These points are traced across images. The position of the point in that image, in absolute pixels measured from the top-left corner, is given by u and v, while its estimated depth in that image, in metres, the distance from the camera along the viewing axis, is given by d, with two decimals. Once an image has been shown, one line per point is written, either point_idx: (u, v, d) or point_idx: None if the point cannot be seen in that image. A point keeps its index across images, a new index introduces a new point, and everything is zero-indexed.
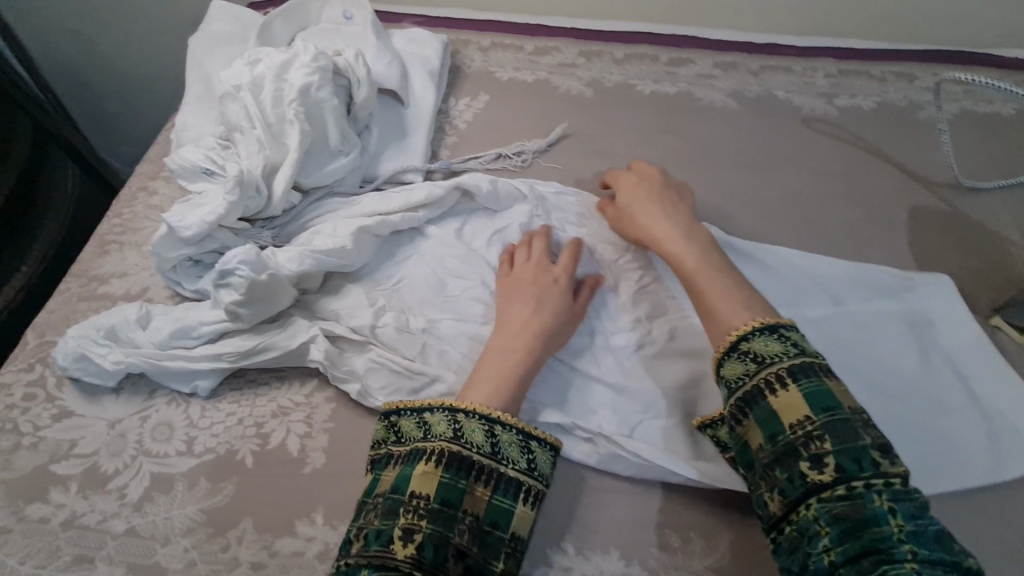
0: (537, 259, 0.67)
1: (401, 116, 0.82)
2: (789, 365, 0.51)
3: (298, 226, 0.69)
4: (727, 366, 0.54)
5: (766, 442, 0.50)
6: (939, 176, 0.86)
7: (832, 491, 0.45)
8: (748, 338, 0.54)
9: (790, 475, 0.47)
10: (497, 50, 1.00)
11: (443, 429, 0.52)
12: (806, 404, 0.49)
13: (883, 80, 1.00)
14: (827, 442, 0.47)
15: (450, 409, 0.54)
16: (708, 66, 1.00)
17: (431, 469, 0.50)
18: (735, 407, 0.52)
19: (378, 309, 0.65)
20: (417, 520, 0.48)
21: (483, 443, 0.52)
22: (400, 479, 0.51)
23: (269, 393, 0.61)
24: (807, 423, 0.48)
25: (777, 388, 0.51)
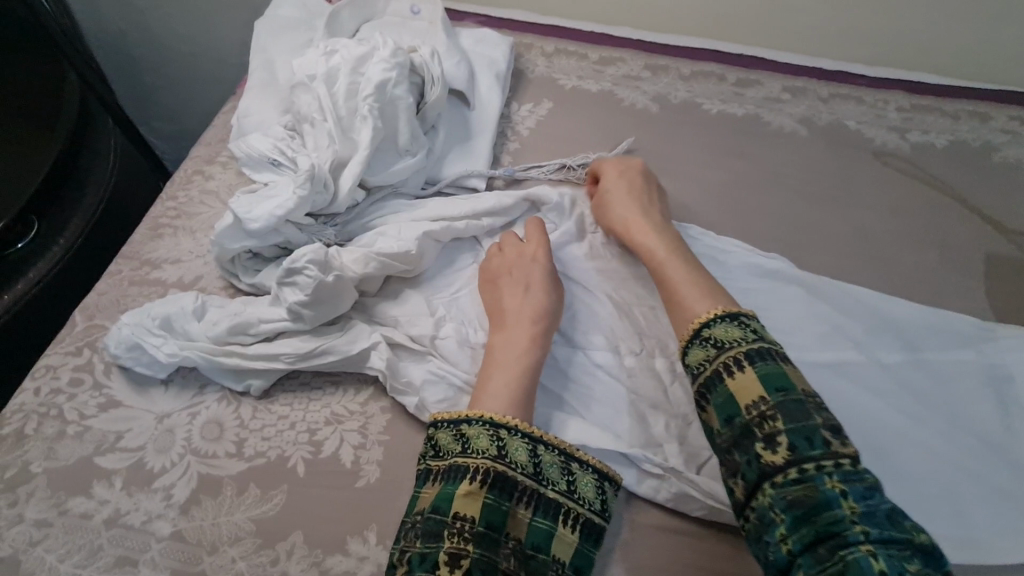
0: (505, 242, 0.67)
1: (466, 119, 0.80)
2: (746, 350, 0.52)
3: (361, 225, 0.67)
4: (691, 355, 0.55)
5: (722, 425, 0.50)
6: (1015, 223, 0.83)
7: (786, 474, 0.46)
8: (710, 325, 0.55)
9: (747, 458, 0.48)
10: (561, 56, 0.98)
11: (483, 445, 0.50)
12: (760, 386, 0.50)
13: (957, 118, 0.96)
14: (779, 423, 0.48)
15: (490, 421, 0.52)
16: (777, 89, 0.97)
17: (473, 489, 0.48)
18: (698, 392, 0.53)
19: (439, 319, 0.63)
20: (463, 544, 0.46)
21: (524, 463, 0.50)
22: (439, 498, 0.49)
23: (323, 398, 0.58)
24: (762, 404, 0.49)
25: (735, 370, 0.52)
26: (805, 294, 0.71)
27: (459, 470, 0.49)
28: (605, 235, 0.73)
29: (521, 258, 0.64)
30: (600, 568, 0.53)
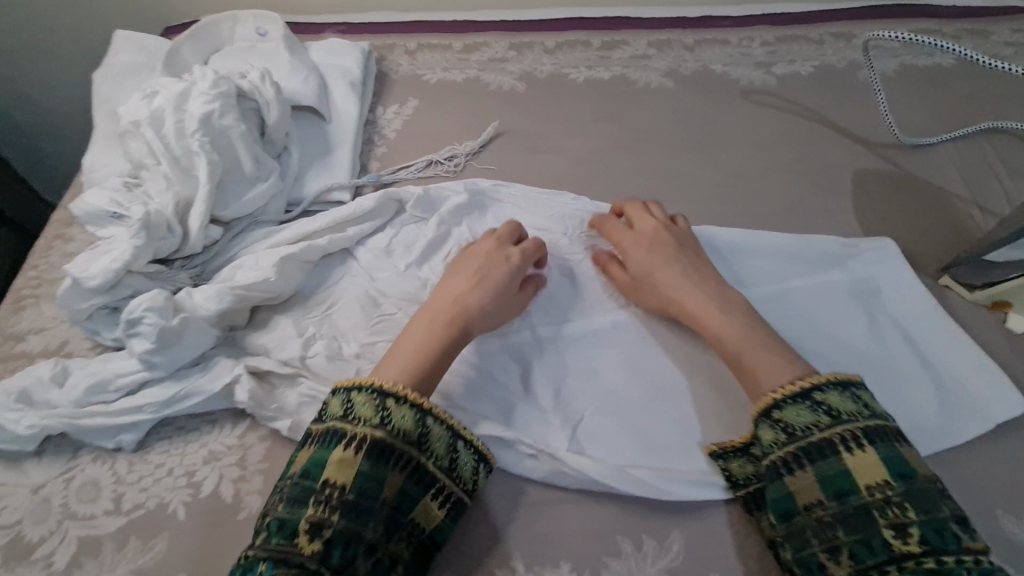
0: (499, 238, 0.67)
1: (323, 132, 0.79)
2: (865, 427, 0.50)
3: (221, 262, 0.66)
4: (789, 412, 0.52)
5: (831, 498, 0.48)
6: (881, 137, 0.84)
7: (918, 563, 0.44)
8: (823, 390, 0.52)
9: (866, 540, 0.46)
10: (425, 51, 0.97)
11: (368, 413, 0.50)
12: (883, 467, 0.48)
13: (821, 42, 0.97)
14: (909, 512, 0.46)
15: (379, 392, 0.52)
16: (643, 46, 0.98)
17: (346, 458, 0.48)
18: (793, 455, 0.51)
19: (309, 338, 0.63)
20: (326, 514, 0.46)
21: (409, 420, 0.51)
22: (312, 465, 0.49)
23: (199, 439, 0.58)
24: (887, 487, 0.47)
25: (852, 447, 0.49)
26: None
27: (336, 438, 0.49)
28: (480, 223, 0.74)
29: (497, 255, 0.65)
30: (489, 551, 0.54)
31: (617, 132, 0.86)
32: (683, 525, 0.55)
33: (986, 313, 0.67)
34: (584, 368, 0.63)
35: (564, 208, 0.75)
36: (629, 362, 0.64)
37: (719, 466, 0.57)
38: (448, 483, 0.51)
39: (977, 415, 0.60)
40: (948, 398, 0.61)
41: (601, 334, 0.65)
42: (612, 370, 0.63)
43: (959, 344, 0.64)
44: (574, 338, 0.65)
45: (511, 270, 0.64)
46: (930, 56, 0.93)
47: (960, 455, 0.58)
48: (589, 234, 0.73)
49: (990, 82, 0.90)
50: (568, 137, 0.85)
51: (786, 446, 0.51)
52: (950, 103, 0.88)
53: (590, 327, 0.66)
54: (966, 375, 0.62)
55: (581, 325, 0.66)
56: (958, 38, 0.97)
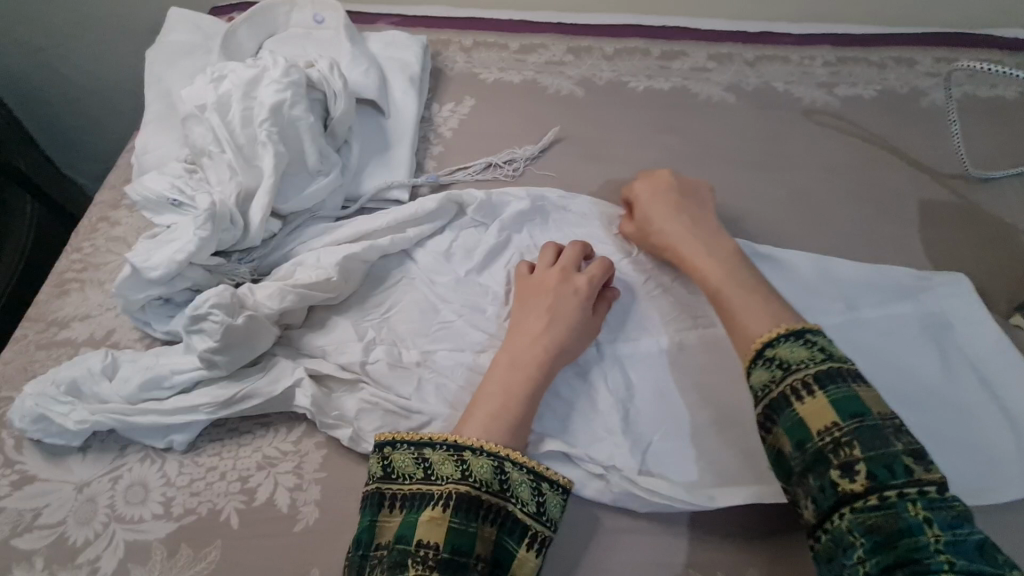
0: (563, 267, 0.63)
1: (382, 127, 0.77)
2: (815, 372, 0.49)
3: (279, 256, 0.63)
4: (754, 375, 0.52)
5: (795, 449, 0.48)
6: (948, 167, 0.83)
7: (865, 500, 0.43)
8: (774, 345, 0.52)
9: (822, 484, 0.45)
10: (480, 49, 0.95)
11: (448, 470, 0.49)
12: (833, 410, 0.47)
13: (883, 66, 0.96)
14: (856, 450, 0.45)
15: (453, 444, 0.50)
16: (703, 58, 0.96)
17: (435, 517, 0.46)
18: (762, 415, 0.51)
19: (369, 342, 0.60)
20: (426, 575, 0.44)
21: (486, 466, 0.49)
22: (403, 528, 0.47)
23: (253, 442, 0.56)
24: (836, 429, 0.46)
25: (803, 395, 0.49)
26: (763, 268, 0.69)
27: (425, 497, 0.48)
28: (545, 233, 0.71)
29: (564, 290, 0.61)
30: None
31: (679, 145, 0.84)
32: (757, 561, 0.53)
33: None
34: (652, 389, 0.61)
35: None
36: (699, 388, 0.61)
37: None
38: (539, 527, 0.49)
39: None
40: None
41: (669, 355, 0.63)
42: (681, 391, 0.61)
43: None
44: (642, 355, 0.63)
45: (580, 303, 0.60)
46: (995, 87, 0.92)
47: None
48: None
49: None
50: (629, 147, 0.83)
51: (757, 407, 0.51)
52: (1016, 137, 0.87)
53: (659, 345, 0.64)
54: None
55: (647, 344, 0.64)
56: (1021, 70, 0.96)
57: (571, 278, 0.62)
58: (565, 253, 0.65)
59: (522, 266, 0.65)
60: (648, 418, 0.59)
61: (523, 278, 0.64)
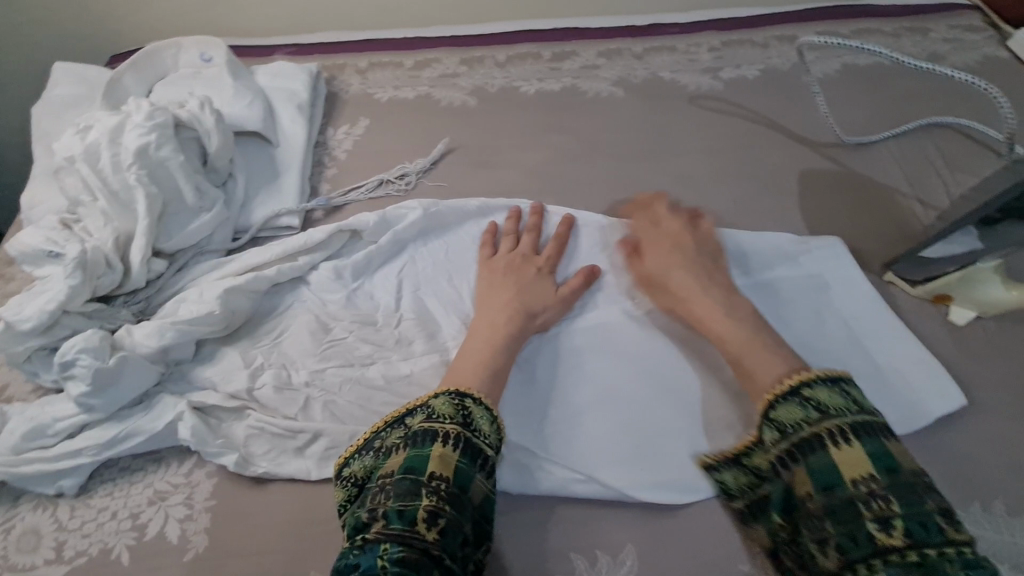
0: (520, 250, 0.70)
1: (271, 156, 0.79)
2: (852, 421, 0.48)
3: (166, 295, 0.65)
4: (783, 410, 0.51)
5: (818, 492, 0.46)
6: (825, 137, 0.86)
7: (903, 556, 0.41)
8: (811, 386, 0.51)
9: (851, 532, 0.43)
10: (375, 70, 0.97)
11: (447, 411, 0.52)
12: (869, 462, 0.45)
13: (766, 45, 0.99)
14: (893, 504, 0.43)
15: (453, 393, 0.54)
16: (592, 56, 0.99)
17: (446, 450, 0.49)
18: (787, 452, 0.49)
19: (256, 369, 0.62)
20: (440, 502, 0.46)
21: (455, 415, 0.51)
22: (411, 459, 0.49)
23: (145, 478, 0.57)
24: (871, 479, 0.45)
25: (839, 440, 0.47)
26: (641, 244, 0.73)
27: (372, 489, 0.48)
28: (440, 243, 0.73)
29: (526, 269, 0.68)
30: None
31: (568, 143, 0.87)
32: (637, 537, 0.54)
33: (929, 306, 0.68)
34: (537, 376, 0.63)
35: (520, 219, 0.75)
36: (579, 373, 0.64)
37: (715, 477, 0.56)
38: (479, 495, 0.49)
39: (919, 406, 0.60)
40: (891, 391, 0.62)
41: (554, 343, 0.66)
42: (560, 375, 0.63)
43: (902, 338, 0.65)
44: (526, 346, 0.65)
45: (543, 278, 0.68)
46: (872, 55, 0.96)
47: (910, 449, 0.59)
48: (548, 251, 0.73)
49: (931, 79, 0.92)
50: (519, 150, 0.86)
51: (781, 446, 0.50)
52: (892, 101, 0.90)
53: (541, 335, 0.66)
54: (908, 369, 0.63)
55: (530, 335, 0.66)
56: (898, 36, 1.00)
57: (532, 260, 0.70)
58: (523, 237, 0.72)
59: (486, 245, 0.72)
60: (531, 409, 0.61)
61: (485, 258, 0.70)
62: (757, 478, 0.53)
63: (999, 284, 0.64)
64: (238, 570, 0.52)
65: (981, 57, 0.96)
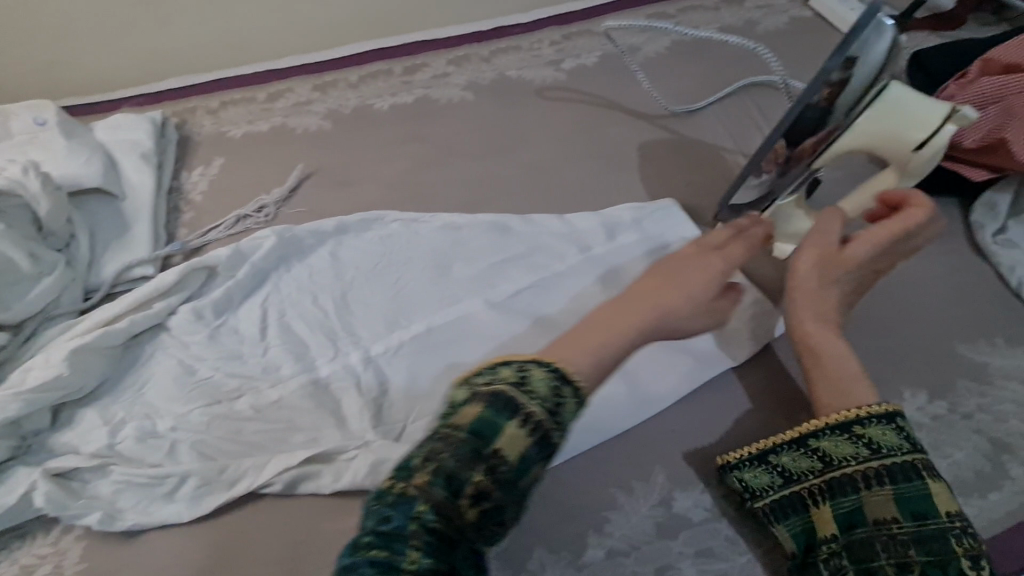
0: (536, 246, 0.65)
1: (118, 209, 0.78)
2: (905, 461, 0.49)
3: (14, 368, 0.63)
4: (832, 444, 0.52)
5: (870, 525, 0.49)
6: (658, 110, 0.93)
7: None
8: (865, 423, 0.51)
9: None
10: (228, 108, 0.97)
11: (544, 392, 0.44)
12: (953, 500, 0.48)
13: (602, 33, 1.06)
14: (947, 551, 0.46)
15: (556, 372, 0.45)
16: (442, 65, 1.03)
17: (519, 432, 0.41)
18: (822, 487, 0.52)
19: (116, 424, 0.61)
20: (489, 484, 0.41)
21: (549, 401, 0.43)
22: (482, 422, 0.41)
23: (9, 556, 0.56)
24: (927, 519, 0.47)
25: (898, 478, 0.49)
26: (493, 235, 0.77)
27: None
28: (302, 266, 0.75)
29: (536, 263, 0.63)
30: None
31: (424, 151, 0.90)
32: None
33: None
34: (405, 378, 0.66)
35: (380, 231, 0.78)
36: (444, 366, 0.67)
37: (732, 475, 0.56)
38: None
39: (749, 337, 0.67)
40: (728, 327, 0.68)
41: (419, 343, 0.69)
42: (425, 372, 0.66)
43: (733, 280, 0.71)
44: (393, 351, 0.68)
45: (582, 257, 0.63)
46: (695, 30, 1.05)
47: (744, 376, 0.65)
48: (409, 256, 0.76)
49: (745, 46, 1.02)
50: (376, 164, 0.88)
51: (825, 475, 0.52)
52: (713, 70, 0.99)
53: (407, 337, 0.69)
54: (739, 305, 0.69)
55: (395, 339, 0.69)
56: (716, 10, 1.09)
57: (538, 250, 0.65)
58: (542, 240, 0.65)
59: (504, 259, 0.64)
60: (401, 408, 0.64)
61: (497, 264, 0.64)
62: (784, 478, 0.54)
63: (803, 214, 0.70)
64: None
65: (788, 19, 1.06)
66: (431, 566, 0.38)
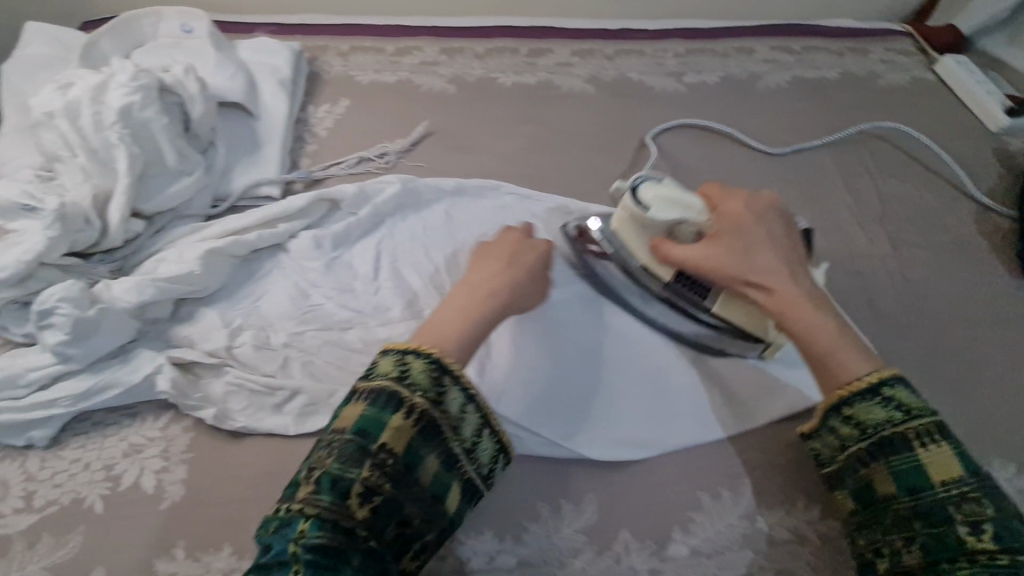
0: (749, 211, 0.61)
1: (252, 128, 0.80)
2: (941, 421, 0.49)
3: (143, 256, 0.65)
4: (892, 395, 0.50)
5: (907, 489, 0.48)
6: (774, 141, 0.94)
7: (994, 560, 0.43)
8: (898, 384, 0.51)
9: (939, 535, 0.46)
10: (357, 53, 0.99)
11: (423, 381, 0.50)
12: (958, 465, 0.47)
13: (726, 56, 1.07)
14: (985, 508, 0.45)
15: (437, 361, 0.51)
16: (567, 54, 1.04)
17: (403, 425, 0.48)
18: (890, 440, 0.50)
19: (235, 328, 0.63)
20: (380, 480, 0.47)
21: (430, 389, 0.50)
22: (368, 422, 0.48)
23: (119, 432, 0.58)
24: (963, 483, 0.47)
25: (937, 438, 0.49)
26: None
27: (396, 401, 0.49)
28: (416, 218, 0.76)
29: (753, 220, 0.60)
30: None
31: (542, 134, 0.91)
32: (595, 488, 0.59)
33: (855, 292, 0.77)
34: (510, 339, 0.66)
35: (494, 200, 0.79)
36: (547, 336, 0.67)
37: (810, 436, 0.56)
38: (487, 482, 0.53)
39: None
40: None
41: None
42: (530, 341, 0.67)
43: None
44: None
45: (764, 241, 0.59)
46: (819, 70, 1.06)
47: None
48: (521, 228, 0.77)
49: (867, 94, 1.02)
50: (495, 137, 0.90)
51: (903, 424, 0.50)
52: (833, 111, 0.99)
53: None
54: None
55: None
56: (841, 55, 1.09)
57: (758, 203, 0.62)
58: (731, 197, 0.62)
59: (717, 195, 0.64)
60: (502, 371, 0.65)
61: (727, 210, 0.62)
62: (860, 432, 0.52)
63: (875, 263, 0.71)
64: (215, 517, 0.54)
65: (911, 78, 1.06)
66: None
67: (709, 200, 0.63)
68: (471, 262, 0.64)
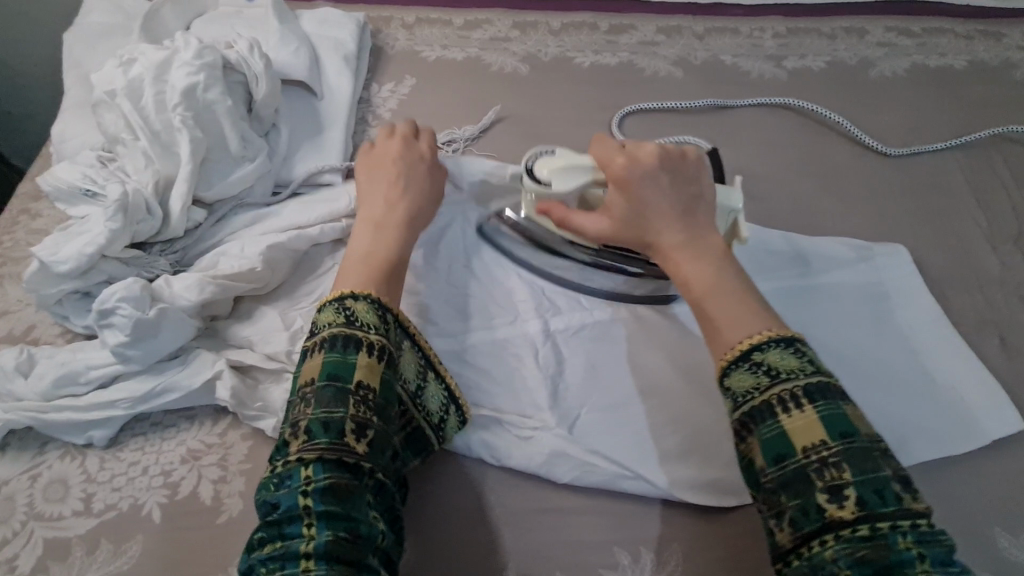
0: (639, 165, 0.55)
1: (315, 108, 0.75)
2: (805, 384, 0.43)
3: (205, 246, 0.62)
4: (733, 378, 0.46)
5: (770, 464, 0.42)
6: (891, 140, 0.82)
7: (853, 530, 0.39)
8: (763, 349, 0.45)
9: (802, 506, 0.40)
10: (423, 26, 0.92)
11: (372, 320, 0.48)
12: (823, 427, 0.42)
13: (834, 37, 0.94)
14: (845, 472, 0.40)
15: (380, 303, 0.50)
16: (651, 31, 0.94)
17: (373, 363, 0.46)
18: (739, 422, 0.45)
19: (295, 332, 0.59)
20: (368, 414, 0.44)
21: (377, 327, 0.48)
22: (336, 367, 0.45)
23: (177, 436, 0.55)
24: (823, 447, 0.41)
25: (791, 407, 0.43)
26: None
27: (355, 343, 0.46)
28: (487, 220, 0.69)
29: (653, 173, 0.55)
30: (472, 563, 0.51)
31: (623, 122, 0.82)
32: (680, 537, 0.53)
33: (985, 327, 0.66)
34: (583, 364, 0.60)
35: None
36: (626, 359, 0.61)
37: None
38: (430, 438, 0.52)
39: (976, 427, 0.59)
40: (956, 409, 0.60)
41: (602, 328, 0.63)
42: (607, 363, 0.60)
43: (959, 355, 0.63)
44: (574, 331, 0.62)
45: (661, 202, 0.54)
46: (944, 56, 0.92)
47: (962, 465, 0.57)
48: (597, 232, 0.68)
49: (1003, 89, 0.88)
50: (571, 125, 0.82)
51: (770, 389, 0.44)
52: (961, 107, 0.86)
53: (591, 320, 0.63)
54: (970, 394, 0.61)
55: (577, 320, 0.63)
56: (971, 38, 0.94)
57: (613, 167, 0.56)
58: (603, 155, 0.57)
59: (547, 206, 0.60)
60: (576, 394, 0.58)
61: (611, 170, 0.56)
62: (733, 402, 0.46)
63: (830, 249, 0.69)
64: None
65: None
66: (330, 536, 0.40)
67: (601, 164, 0.57)
68: (368, 173, 0.62)
